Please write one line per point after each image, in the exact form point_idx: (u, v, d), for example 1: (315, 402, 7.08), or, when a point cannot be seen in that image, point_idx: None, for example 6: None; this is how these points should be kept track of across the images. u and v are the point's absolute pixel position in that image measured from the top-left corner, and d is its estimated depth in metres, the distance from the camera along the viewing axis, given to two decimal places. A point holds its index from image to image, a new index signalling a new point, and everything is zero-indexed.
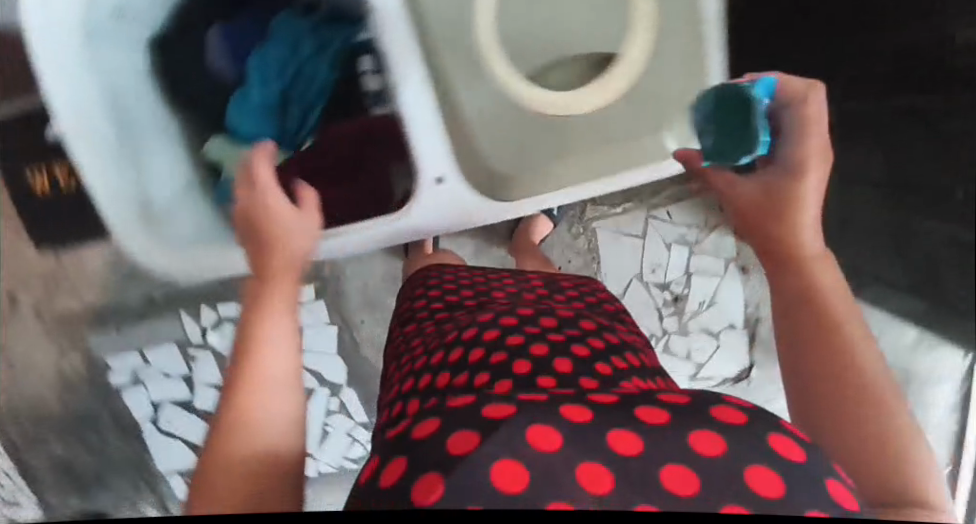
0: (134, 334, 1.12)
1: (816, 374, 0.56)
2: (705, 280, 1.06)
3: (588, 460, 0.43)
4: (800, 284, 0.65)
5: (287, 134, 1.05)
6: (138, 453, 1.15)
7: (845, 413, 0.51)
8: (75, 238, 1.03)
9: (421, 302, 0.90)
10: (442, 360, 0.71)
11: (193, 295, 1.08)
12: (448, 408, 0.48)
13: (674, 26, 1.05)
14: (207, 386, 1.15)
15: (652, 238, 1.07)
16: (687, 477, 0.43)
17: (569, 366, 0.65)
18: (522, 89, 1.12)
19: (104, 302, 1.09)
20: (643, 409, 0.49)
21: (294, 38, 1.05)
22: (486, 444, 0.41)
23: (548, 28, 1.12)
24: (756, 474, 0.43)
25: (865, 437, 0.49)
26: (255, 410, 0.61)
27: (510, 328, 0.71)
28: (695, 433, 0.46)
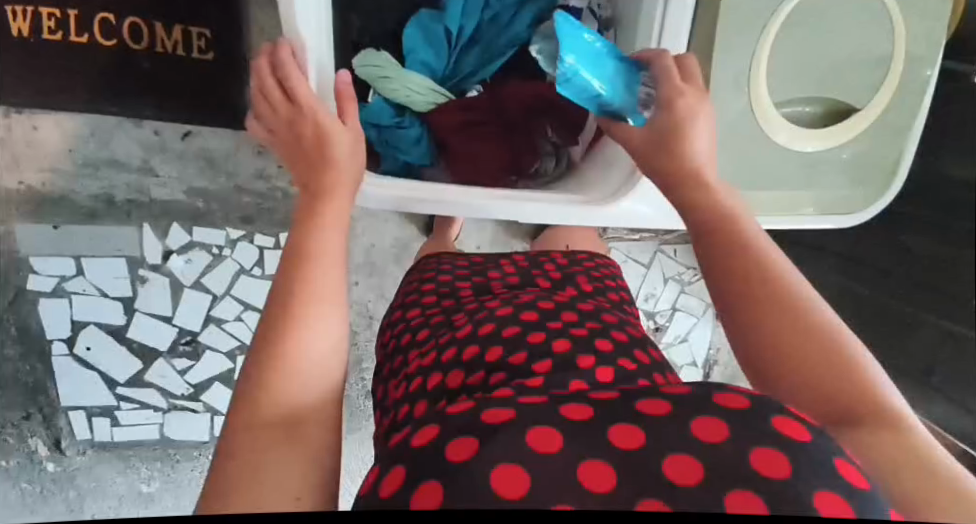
0: (76, 234, 0.89)
1: (747, 305, 0.40)
2: (685, 317, 1.08)
3: (594, 458, 0.28)
4: (756, 252, 0.41)
5: (446, 74, 0.71)
6: (38, 378, 0.92)
7: (802, 345, 0.36)
8: (35, 103, 0.83)
9: (420, 285, 0.62)
10: (444, 351, 0.47)
11: (165, 208, 0.91)
12: (444, 413, 0.33)
13: (931, 36, 0.65)
14: (151, 320, 0.95)
15: (655, 270, 1.07)
16: (765, 464, 0.27)
17: (608, 367, 0.42)
18: (785, 87, 0.65)
19: (50, 188, 0.87)
20: (702, 420, 0.29)
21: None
22: (486, 451, 0.28)
23: (855, 15, 0.63)
24: (764, 455, 0.27)
25: (788, 362, 0.37)
26: (313, 261, 0.42)
27: (534, 318, 0.48)
28: (756, 450, 0.27)
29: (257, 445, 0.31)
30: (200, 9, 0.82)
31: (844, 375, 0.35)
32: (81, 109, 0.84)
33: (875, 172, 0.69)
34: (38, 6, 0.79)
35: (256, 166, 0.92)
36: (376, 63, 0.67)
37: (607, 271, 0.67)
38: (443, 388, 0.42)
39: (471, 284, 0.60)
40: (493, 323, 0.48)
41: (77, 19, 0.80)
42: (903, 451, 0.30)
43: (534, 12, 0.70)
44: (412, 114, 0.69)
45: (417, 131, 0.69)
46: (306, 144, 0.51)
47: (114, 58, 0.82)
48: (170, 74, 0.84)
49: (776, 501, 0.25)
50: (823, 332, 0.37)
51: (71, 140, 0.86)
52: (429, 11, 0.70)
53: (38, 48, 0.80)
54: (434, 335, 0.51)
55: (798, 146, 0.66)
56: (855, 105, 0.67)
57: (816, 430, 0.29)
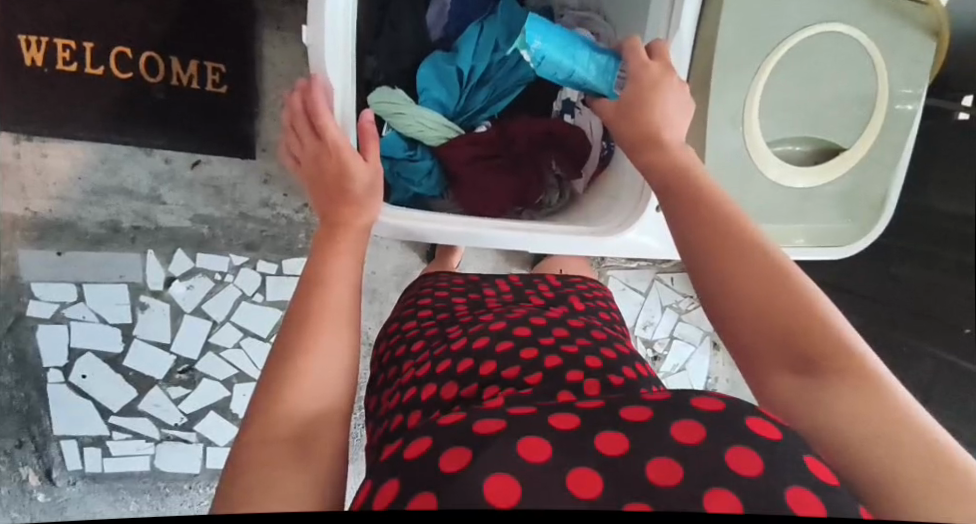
0: (80, 259, 0.90)
1: (726, 290, 0.40)
2: (683, 346, 1.10)
3: (579, 466, 0.29)
4: (727, 234, 0.42)
5: (458, 110, 0.74)
6: (32, 406, 0.90)
7: (784, 329, 0.36)
8: (48, 132, 0.84)
9: (418, 298, 0.62)
10: (437, 363, 0.47)
11: (171, 234, 0.93)
12: (437, 425, 0.33)
13: (914, 80, 0.68)
14: (150, 345, 0.95)
15: (652, 298, 1.09)
16: (738, 461, 0.28)
17: (595, 381, 0.43)
18: (774, 123, 0.68)
19: (57, 214, 0.88)
20: (680, 424, 0.30)
21: (519, 14, 0.74)
22: (480, 461, 0.28)
23: (842, 59, 0.67)
24: (739, 458, 0.28)
25: (770, 342, 0.37)
26: (325, 287, 0.43)
27: (526, 333, 0.49)
28: (732, 449, 0.29)
29: (268, 458, 0.31)
30: (216, 46, 0.86)
31: (828, 351, 0.35)
32: (94, 138, 0.86)
33: (864, 206, 0.73)
34: (53, 38, 0.82)
35: (261, 195, 0.94)
36: (390, 100, 0.68)
37: (598, 293, 0.69)
38: (438, 399, 0.42)
39: (465, 299, 0.61)
40: (487, 337, 0.48)
41: (92, 51, 0.83)
42: (876, 424, 0.30)
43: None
44: (424, 148, 0.72)
45: (430, 164, 0.72)
46: (327, 176, 0.54)
47: (127, 89, 0.85)
48: (184, 107, 0.87)
49: (752, 500, 0.27)
50: (807, 318, 0.36)
51: (81, 167, 0.88)
52: (441, 53, 0.72)
53: (53, 79, 0.83)
54: (428, 347, 0.51)
55: (792, 182, 0.70)
56: (844, 145, 0.70)
57: (787, 430, 0.31)
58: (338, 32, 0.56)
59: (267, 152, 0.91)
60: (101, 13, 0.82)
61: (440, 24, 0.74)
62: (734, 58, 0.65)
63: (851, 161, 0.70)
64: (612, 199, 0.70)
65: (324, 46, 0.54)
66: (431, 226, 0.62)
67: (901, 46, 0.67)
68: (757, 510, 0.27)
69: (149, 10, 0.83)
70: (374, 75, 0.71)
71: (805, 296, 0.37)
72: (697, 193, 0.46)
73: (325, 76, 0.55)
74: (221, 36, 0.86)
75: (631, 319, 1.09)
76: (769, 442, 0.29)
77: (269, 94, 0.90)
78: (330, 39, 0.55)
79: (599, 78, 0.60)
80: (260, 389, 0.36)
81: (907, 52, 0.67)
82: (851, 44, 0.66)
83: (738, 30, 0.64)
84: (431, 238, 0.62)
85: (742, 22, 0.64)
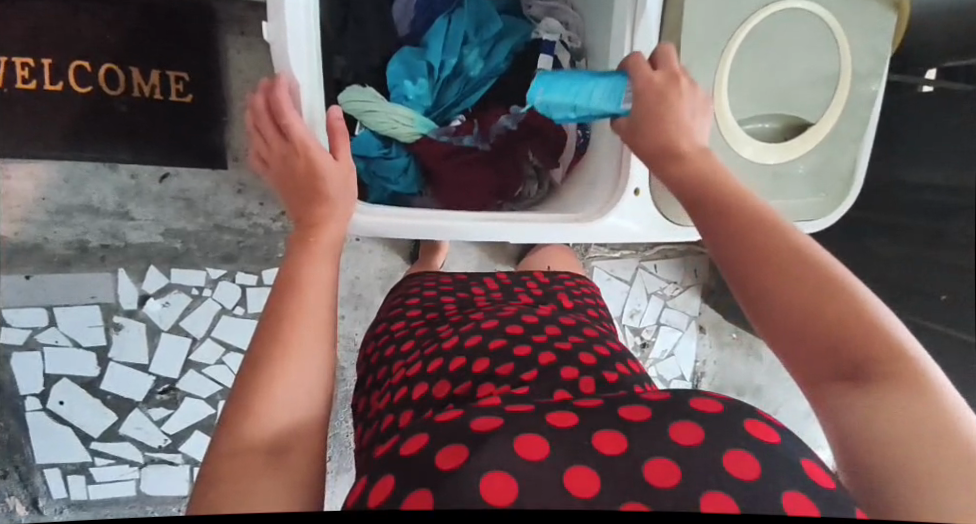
0: (50, 284, 0.87)
1: (750, 276, 0.36)
2: (670, 332, 1.12)
3: (579, 463, 0.28)
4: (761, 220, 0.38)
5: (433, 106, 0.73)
6: (11, 435, 0.88)
7: (816, 318, 0.33)
8: (9, 153, 0.82)
9: (406, 297, 0.61)
10: (429, 363, 0.46)
11: (142, 251, 0.90)
12: (434, 422, 0.32)
13: (874, 53, 0.70)
14: (126, 366, 0.92)
15: (637, 286, 1.09)
16: (735, 465, 0.27)
17: (590, 379, 0.42)
18: (743, 102, 0.69)
19: (23, 238, 0.86)
20: (679, 424, 0.30)
21: (487, 7, 0.73)
22: (475, 458, 0.27)
23: (804, 36, 0.68)
24: (736, 461, 0.28)
25: (805, 339, 0.33)
26: (301, 293, 0.41)
27: (518, 331, 0.48)
28: (730, 450, 0.28)
29: (242, 471, 0.29)
30: (180, 55, 0.84)
31: (852, 342, 0.31)
32: (58, 156, 0.83)
33: (837, 179, 0.73)
34: (9, 56, 0.79)
35: (236, 205, 0.92)
36: (361, 99, 0.68)
37: (586, 290, 0.69)
38: (429, 399, 0.41)
39: (454, 298, 0.60)
40: (478, 336, 0.47)
41: (51, 68, 0.80)
42: (905, 426, 0.27)
43: (508, 49, 0.73)
44: (399, 145, 0.71)
45: (405, 161, 0.71)
46: (299, 180, 0.52)
47: (90, 105, 0.82)
48: (150, 120, 0.85)
49: (749, 501, 0.26)
50: (827, 302, 0.33)
51: (46, 188, 0.85)
52: (410, 47, 0.72)
53: (11, 98, 0.80)
54: (418, 347, 0.50)
55: (763, 159, 0.70)
56: (810, 120, 0.71)
57: (785, 432, 0.31)
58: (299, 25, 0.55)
59: (238, 160, 0.89)
60: (57, 27, 0.80)
61: (407, 19, 0.73)
62: (699, 40, 0.66)
63: (821, 136, 0.71)
64: (588, 188, 0.70)
65: (288, 37, 0.53)
66: (408, 223, 0.61)
67: (860, 19, 0.69)
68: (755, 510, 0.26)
69: (108, 22, 0.81)
70: (343, 75, 0.70)
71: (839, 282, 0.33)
72: (715, 190, 0.43)
73: (290, 74, 0.54)
74: (184, 45, 0.84)
75: (617, 310, 1.09)
76: (765, 443, 0.29)
77: (237, 101, 0.88)
78: (293, 32, 0.54)
79: (605, 100, 0.58)
80: (235, 400, 0.34)
81: (865, 24, 0.69)
82: (810, 19, 0.68)
83: (704, 13, 0.65)
84: (409, 233, 0.61)
85: (706, 5, 0.65)
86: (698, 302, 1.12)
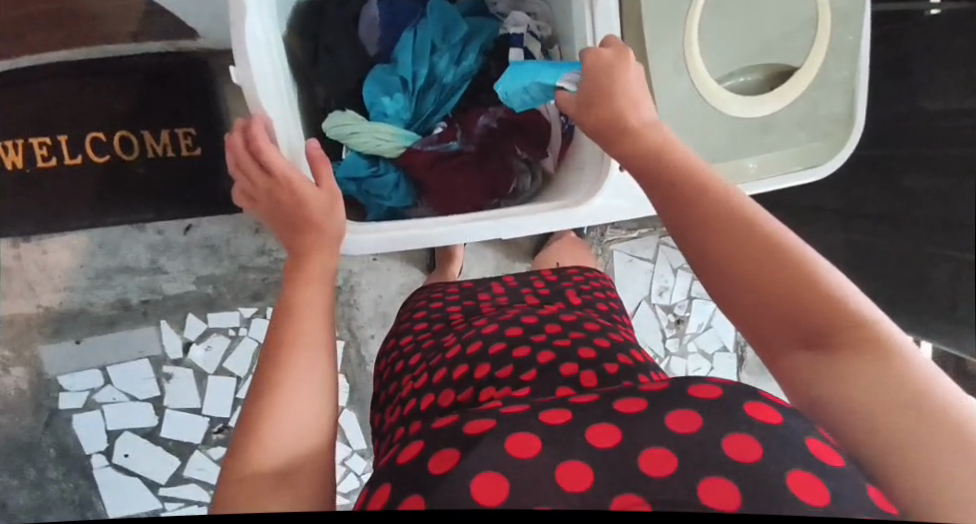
0: (99, 345, 0.93)
1: (708, 253, 0.36)
2: (704, 305, 1.09)
3: (572, 459, 0.28)
4: (699, 201, 0.37)
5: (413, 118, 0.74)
6: (83, 494, 0.94)
7: (774, 304, 0.32)
8: (45, 227, 0.89)
9: (414, 312, 0.62)
10: (434, 373, 0.46)
11: (179, 301, 0.95)
12: (431, 429, 0.32)
13: None
14: (180, 412, 0.96)
15: (661, 263, 1.07)
16: (735, 450, 0.27)
17: (591, 373, 0.41)
18: (715, 59, 0.66)
19: (67, 305, 0.92)
20: (677, 413, 0.29)
21: (450, 13, 0.73)
22: (467, 461, 0.27)
23: None
24: (736, 448, 0.27)
25: (771, 318, 0.33)
26: (298, 320, 0.43)
27: (518, 333, 0.48)
28: (730, 437, 0.27)
29: (253, 495, 0.30)
30: (181, 112, 0.88)
31: (820, 315, 0.31)
32: (88, 225, 0.89)
33: (836, 121, 0.68)
34: (28, 139, 0.85)
35: (256, 245, 0.95)
36: (343, 122, 0.70)
37: (597, 284, 0.68)
38: (435, 408, 0.41)
39: (461, 307, 0.60)
40: (480, 342, 0.47)
41: (67, 143, 0.86)
42: (895, 405, 0.27)
43: (478, 48, 0.73)
44: (386, 162, 0.72)
45: (395, 176, 0.72)
46: (287, 208, 0.54)
47: (108, 172, 0.88)
48: (163, 176, 0.89)
49: (749, 486, 0.25)
50: (792, 272, 0.32)
51: (81, 256, 0.91)
52: (382, 65, 0.73)
53: (37, 177, 0.86)
54: (425, 359, 0.51)
55: (753, 113, 0.67)
56: (796, 67, 0.67)
57: (788, 412, 0.29)
58: (264, 67, 0.57)
59: None
60: (67, 105, 0.85)
61: (373, 39, 0.73)
62: (663, 10, 0.64)
63: (809, 79, 0.67)
64: (577, 175, 0.68)
65: (254, 77, 0.55)
66: (405, 232, 0.62)
67: None
68: (758, 497, 0.25)
69: (110, 91, 0.86)
70: (327, 103, 0.73)
71: (794, 257, 0.33)
72: (659, 164, 0.42)
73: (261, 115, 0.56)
74: (184, 101, 0.88)
75: (644, 290, 1.08)
76: (769, 427, 0.28)
77: None
78: (257, 74, 0.55)
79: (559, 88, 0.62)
80: (242, 428, 0.35)
81: None
82: None
83: None
84: (400, 244, 0.62)
85: None
86: None
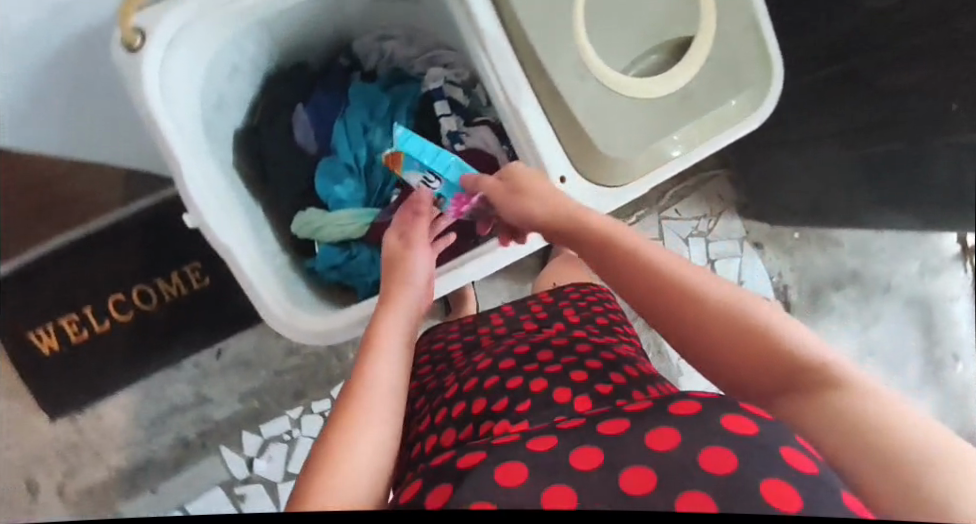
0: (172, 487, 0.96)
1: (681, 324, 0.43)
2: (727, 263, 1.08)
3: (556, 484, 0.30)
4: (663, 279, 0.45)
5: (371, 193, 0.76)
6: None
7: (745, 357, 0.38)
8: (95, 395, 0.95)
9: (419, 356, 0.64)
10: (440, 412, 0.48)
11: (232, 422, 0.99)
12: (430, 467, 0.35)
13: None
14: None
15: (669, 238, 1.06)
16: (713, 463, 0.28)
17: (584, 396, 0.43)
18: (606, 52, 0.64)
19: (133, 459, 0.96)
20: (658, 432, 0.31)
21: (370, 91, 0.78)
22: (458, 494, 0.29)
23: None
24: (714, 456, 0.28)
25: (746, 367, 0.38)
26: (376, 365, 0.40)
27: (511, 364, 0.50)
28: (706, 450, 0.28)
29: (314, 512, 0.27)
30: (184, 251, 0.95)
31: (787, 361, 0.36)
32: (132, 379, 0.96)
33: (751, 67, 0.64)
34: (57, 322, 0.93)
35: (284, 346, 1.00)
36: (305, 221, 0.74)
37: (594, 297, 0.69)
38: (437, 448, 0.43)
39: (461, 343, 0.62)
40: (477, 378, 0.50)
41: (94, 313, 0.94)
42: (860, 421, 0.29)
43: (405, 113, 0.77)
44: (358, 242, 0.74)
45: (368, 252, 0.74)
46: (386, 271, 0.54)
47: (134, 327, 0.95)
48: (184, 313, 0.96)
49: (726, 496, 0.26)
50: (765, 335, 0.38)
51: (133, 410, 0.97)
52: (326, 158, 0.77)
53: (75, 352, 0.93)
54: (429, 401, 0.53)
55: (671, 88, 0.63)
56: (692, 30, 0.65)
57: (768, 424, 0.30)
58: (210, 199, 0.59)
59: None
60: (84, 281, 0.93)
61: (310, 138, 0.78)
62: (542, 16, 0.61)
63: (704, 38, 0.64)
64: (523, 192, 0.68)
65: (209, 221, 0.57)
66: None
67: None
68: (732, 505, 0.26)
69: (118, 256, 0.94)
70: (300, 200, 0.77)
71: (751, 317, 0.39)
72: (618, 250, 0.50)
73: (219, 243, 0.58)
74: (184, 241, 0.95)
75: None
76: (743, 438, 0.29)
77: None
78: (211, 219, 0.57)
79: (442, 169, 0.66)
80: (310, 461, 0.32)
81: None
82: None
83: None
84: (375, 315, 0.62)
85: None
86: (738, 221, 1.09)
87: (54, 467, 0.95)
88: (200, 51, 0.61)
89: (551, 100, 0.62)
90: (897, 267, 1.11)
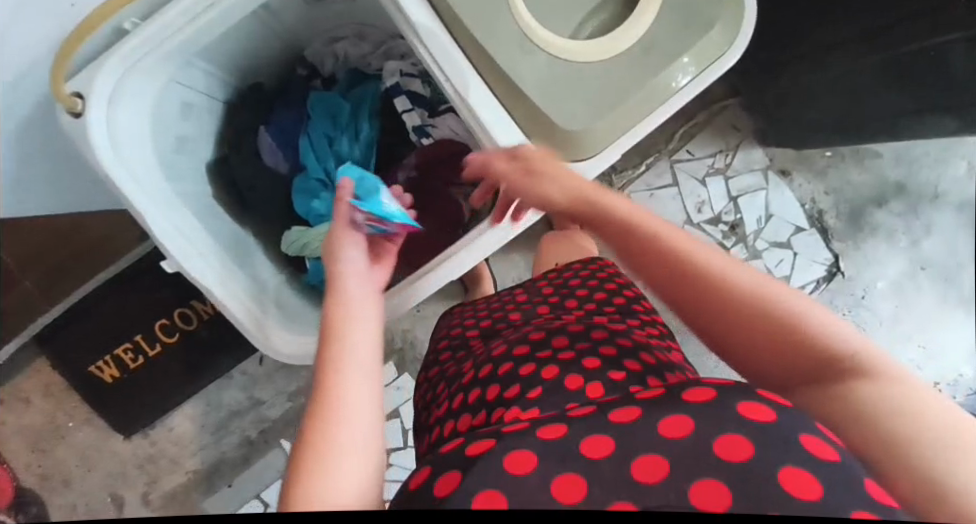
0: (244, 482, 1.03)
1: (707, 315, 0.41)
2: (753, 197, 1.02)
3: (566, 471, 0.30)
4: (684, 269, 0.42)
5: None
6: None
7: (775, 346, 0.38)
8: (160, 411, 1.03)
9: (438, 343, 0.65)
10: (463, 396, 0.49)
11: (286, 419, 1.04)
12: (440, 454, 0.36)
13: None
14: None
15: (684, 182, 1.03)
16: (728, 450, 0.28)
17: (596, 384, 0.43)
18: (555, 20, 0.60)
19: (205, 463, 1.04)
20: (671, 418, 0.31)
21: (329, 100, 0.78)
22: (468, 481, 0.30)
23: None
24: (728, 444, 0.28)
25: (776, 357, 0.38)
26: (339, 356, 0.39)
27: (524, 351, 0.50)
28: (721, 436, 0.29)
29: None
30: None
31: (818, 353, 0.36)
32: (189, 392, 1.03)
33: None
34: (113, 351, 1.00)
35: None
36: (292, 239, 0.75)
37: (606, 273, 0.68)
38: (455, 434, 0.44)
39: (479, 330, 0.62)
40: (490, 364, 0.50)
41: (143, 339, 1.00)
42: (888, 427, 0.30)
43: (368, 117, 0.78)
44: None
45: None
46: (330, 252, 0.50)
47: (181, 346, 1.01)
48: (223, 327, 1.01)
49: (738, 484, 0.27)
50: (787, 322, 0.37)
51: (197, 420, 1.05)
52: (298, 176, 0.78)
53: (134, 376, 1.01)
54: (450, 386, 0.54)
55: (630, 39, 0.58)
56: None
57: (786, 409, 0.30)
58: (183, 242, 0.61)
59: None
60: (130, 311, 1.00)
61: (279, 158, 0.78)
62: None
63: None
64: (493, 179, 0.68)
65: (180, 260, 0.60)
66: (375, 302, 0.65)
67: None
68: (746, 493, 0.27)
69: (154, 284, 1.00)
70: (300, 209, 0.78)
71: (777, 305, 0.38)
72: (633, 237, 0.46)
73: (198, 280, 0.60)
74: None
75: (681, 214, 1.03)
76: (760, 423, 0.29)
77: None
78: (182, 257, 0.60)
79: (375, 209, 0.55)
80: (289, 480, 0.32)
81: None
82: None
83: None
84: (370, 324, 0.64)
85: None
86: (759, 151, 1.03)
87: (137, 479, 1.04)
88: (142, 100, 0.62)
89: (498, 79, 0.60)
90: (943, 173, 1.01)
